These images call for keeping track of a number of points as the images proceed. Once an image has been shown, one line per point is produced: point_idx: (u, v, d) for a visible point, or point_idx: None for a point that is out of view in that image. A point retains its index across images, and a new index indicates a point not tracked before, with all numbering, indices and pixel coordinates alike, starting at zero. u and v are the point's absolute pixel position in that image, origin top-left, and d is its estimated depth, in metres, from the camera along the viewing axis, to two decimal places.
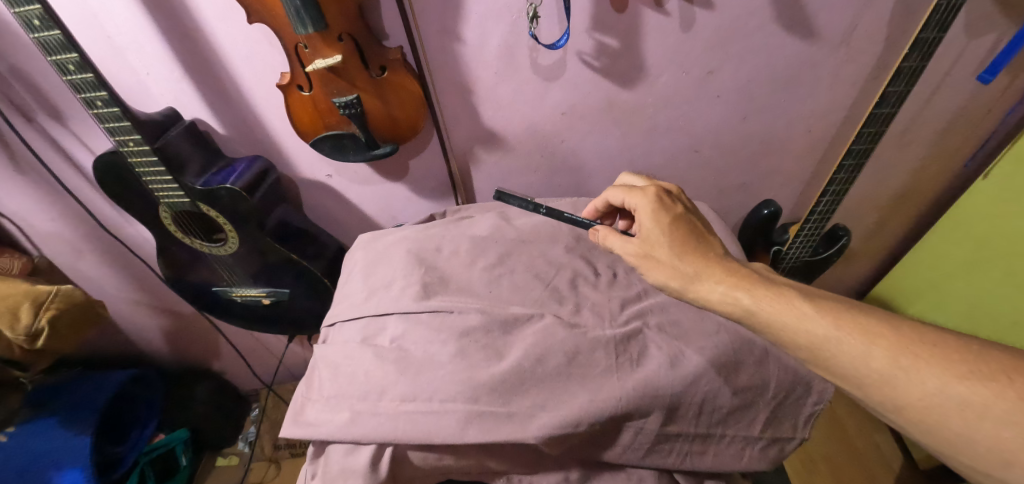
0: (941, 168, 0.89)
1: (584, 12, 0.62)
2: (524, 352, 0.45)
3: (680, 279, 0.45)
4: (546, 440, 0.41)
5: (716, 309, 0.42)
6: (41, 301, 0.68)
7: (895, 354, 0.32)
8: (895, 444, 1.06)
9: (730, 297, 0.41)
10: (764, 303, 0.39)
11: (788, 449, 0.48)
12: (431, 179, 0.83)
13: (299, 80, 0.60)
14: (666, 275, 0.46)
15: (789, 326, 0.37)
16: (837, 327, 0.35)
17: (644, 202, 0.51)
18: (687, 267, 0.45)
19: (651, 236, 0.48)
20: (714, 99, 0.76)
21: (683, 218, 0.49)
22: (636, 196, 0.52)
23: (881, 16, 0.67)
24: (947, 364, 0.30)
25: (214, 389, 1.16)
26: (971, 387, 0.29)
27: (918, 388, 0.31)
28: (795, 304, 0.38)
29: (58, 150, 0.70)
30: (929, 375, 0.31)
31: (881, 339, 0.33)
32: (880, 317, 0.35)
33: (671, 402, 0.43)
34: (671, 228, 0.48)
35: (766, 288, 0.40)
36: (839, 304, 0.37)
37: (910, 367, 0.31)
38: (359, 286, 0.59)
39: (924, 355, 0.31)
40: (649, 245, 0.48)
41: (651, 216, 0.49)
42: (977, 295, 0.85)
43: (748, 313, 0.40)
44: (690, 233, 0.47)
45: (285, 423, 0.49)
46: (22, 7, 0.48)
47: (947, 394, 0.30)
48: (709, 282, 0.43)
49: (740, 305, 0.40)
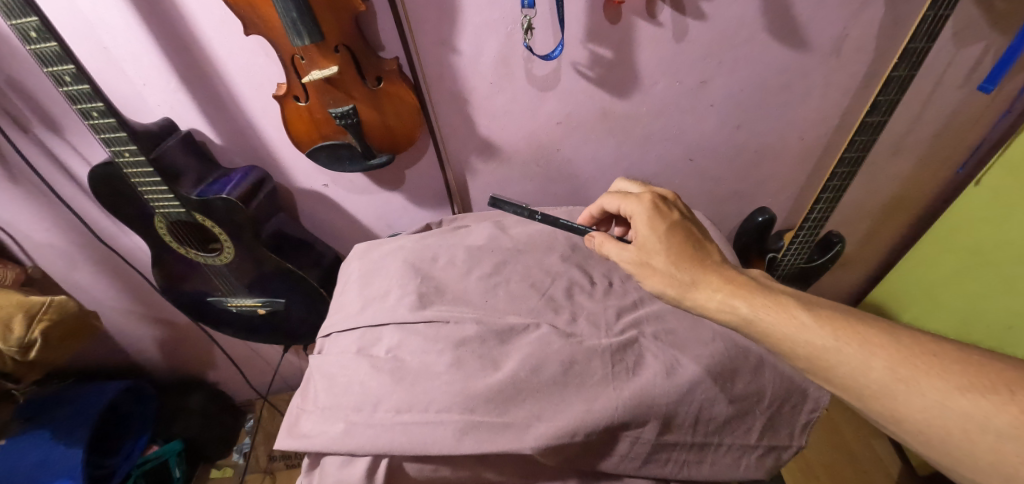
0: (932, 175, 0.90)
1: (578, 24, 0.63)
2: (520, 363, 0.45)
3: (677, 287, 0.45)
4: (543, 450, 0.41)
5: (714, 317, 0.42)
6: (34, 311, 0.67)
7: (895, 365, 0.32)
8: (892, 449, 1.06)
9: (728, 306, 0.41)
10: (762, 311, 0.39)
11: (785, 458, 0.48)
12: (427, 188, 0.83)
13: (297, 91, 0.61)
14: (663, 283, 0.46)
15: (788, 335, 0.37)
16: (836, 337, 0.35)
17: (640, 208, 0.51)
18: (684, 275, 0.45)
19: (647, 243, 0.48)
20: (708, 108, 0.77)
21: (679, 225, 0.49)
22: (631, 203, 0.52)
23: (870, 26, 0.68)
24: (948, 375, 0.31)
25: (208, 400, 1.15)
26: (972, 400, 0.29)
27: (918, 400, 0.31)
28: (793, 313, 0.38)
29: (53, 161, 0.70)
30: (930, 387, 0.31)
31: (881, 349, 0.33)
32: (879, 327, 0.35)
33: (668, 411, 0.43)
34: (668, 235, 0.48)
35: (765, 296, 0.40)
36: (838, 313, 0.37)
37: (910, 378, 0.32)
38: (354, 296, 0.58)
39: (925, 366, 0.32)
40: (645, 252, 0.48)
41: (647, 223, 0.49)
42: (971, 301, 0.85)
43: (746, 321, 0.40)
44: (687, 240, 0.47)
45: (280, 435, 0.49)
46: (19, 19, 0.48)
47: (948, 406, 0.30)
48: (706, 290, 0.43)
49: (739, 313, 0.40)
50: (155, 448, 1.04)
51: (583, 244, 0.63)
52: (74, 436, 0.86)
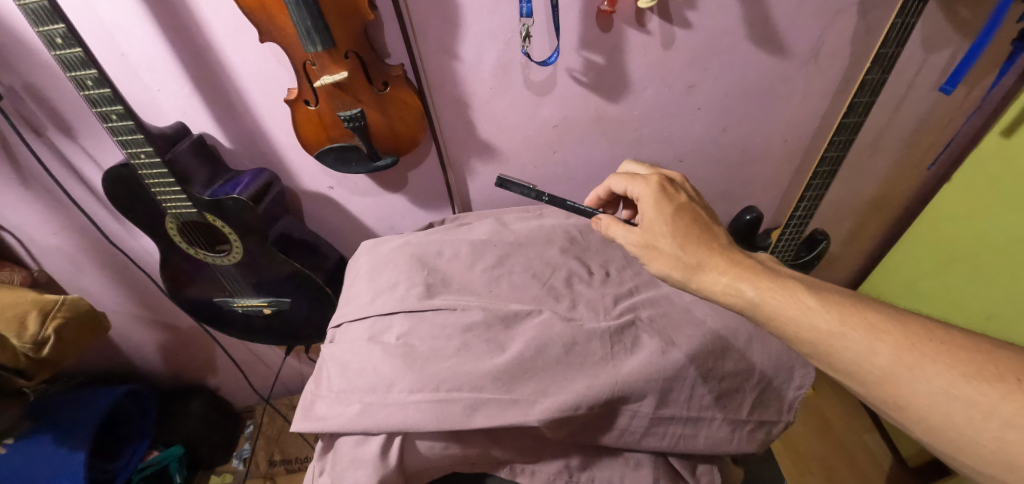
0: (909, 173, 0.95)
1: (573, 32, 0.67)
2: (525, 344, 0.48)
3: (683, 270, 0.48)
4: (548, 422, 0.43)
5: (720, 299, 0.45)
6: (48, 310, 0.70)
7: (901, 352, 0.35)
8: (882, 443, 1.09)
9: (734, 289, 0.44)
10: (768, 295, 0.42)
11: (775, 433, 0.51)
12: (429, 190, 0.86)
13: (307, 95, 0.64)
14: (670, 266, 0.49)
15: (793, 318, 0.39)
16: (842, 322, 0.37)
17: (648, 190, 0.56)
18: (690, 258, 0.48)
19: (654, 226, 0.52)
20: (695, 111, 0.81)
21: (685, 207, 0.53)
22: (639, 185, 0.57)
23: (843, 34, 0.73)
24: (954, 363, 0.33)
25: (208, 405, 1.15)
26: (978, 388, 0.31)
27: (923, 387, 0.33)
28: (798, 297, 0.40)
29: (66, 164, 0.72)
30: (934, 375, 0.33)
31: (887, 335, 0.36)
32: (885, 313, 0.37)
33: (663, 386, 0.46)
34: (673, 217, 0.52)
35: (770, 281, 0.43)
36: (844, 299, 0.39)
37: (916, 365, 0.34)
38: (363, 289, 0.61)
39: (932, 354, 0.34)
40: (652, 235, 0.52)
41: (654, 205, 0.54)
42: (949, 294, 0.89)
43: (751, 304, 0.43)
44: (692, 223, 0.51)
45: (295, 419, 0.51)
46: (47, 26, 0.51)
47: (953, 393, 0.32)
48: (712, 273, 0.46)
49: (744, 297, 0.43)
50: (155, 454, 1.05)
51: (581, 237, 0.67)
52: (75, 441, 0.87)
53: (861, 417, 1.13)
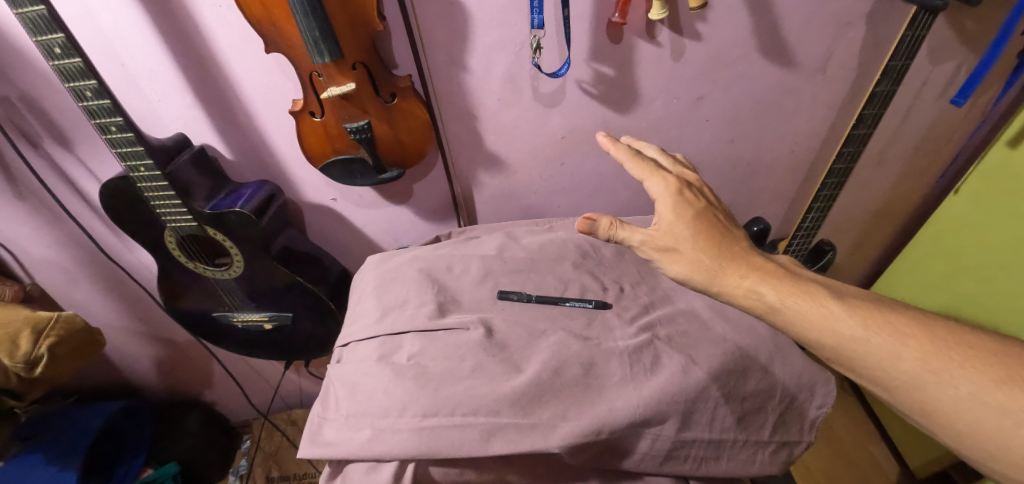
0: (914, 183, 0.94)
1: (583, 43, 0.67)
2: (542, 365, 0.47)
3: (704, 273, 0.43)
4: (569, 449, 0.42)
5: (739, 304, 0.42)
6: (41, 328, 0.68)
7: (926, 357, 0.35)
8: (891, 456, 1.08)
9: (755, 292, 0.41)
10: (790, 299, 0.39)
11: (797, 453, 0.50)
12: (434, 201, 0.85)
13: (312, 107, 0.62)
14: (689, 268, 0.44)
15: (815, 323, 0.38)
16: (865, 327, 0.37)
17: (666, 191, 0.48)
18: (711, 260, 0.43)
19: (674, 229, 0.46)
20: (704, 123, 0.80)
21: (706, 211, 0.47)
22: (656, 183, 0.49)
23: (852, 46, 0.73)
24: (983, 369, 0.33)
25: (205, 420, 1.13)
26: (1009, 393, 0.32)
27: (951, 393, 0.33)
28: (820, 301, 0.39)
29: (62, 175, 0.70)
30: (963, 380, 0.33)
31: (913, 340, 0.35)
32: (909, 317, 0.37)
33: (686, 407, 0.45)
34: (695, 220, 0.46)
35: (791, 284, 0.40)
36: (866, 303, 0.38)
37: (942, 370, 0.34)
38: (370, 306, 0.59)
39: (959, 358, 0.34)
40: (672, 237, 0.45)
41: (673, 207, 0.47)
42: (950, 303, 0.89)
43: (772, 309, 0.40)
44: (715, 226, 0.46)
45: (302, 444, 0.49)
46: (45, 35, 0.49)
47: (981, 398, 0.32)
48: (733, 275, 0.42)
49: (765, 301, 0.40)
50: (150, 472, 1.02)
51: (593, 251, 0.65)
52: (68, 461, 0.84)
53: (867, 429, 1.13)
